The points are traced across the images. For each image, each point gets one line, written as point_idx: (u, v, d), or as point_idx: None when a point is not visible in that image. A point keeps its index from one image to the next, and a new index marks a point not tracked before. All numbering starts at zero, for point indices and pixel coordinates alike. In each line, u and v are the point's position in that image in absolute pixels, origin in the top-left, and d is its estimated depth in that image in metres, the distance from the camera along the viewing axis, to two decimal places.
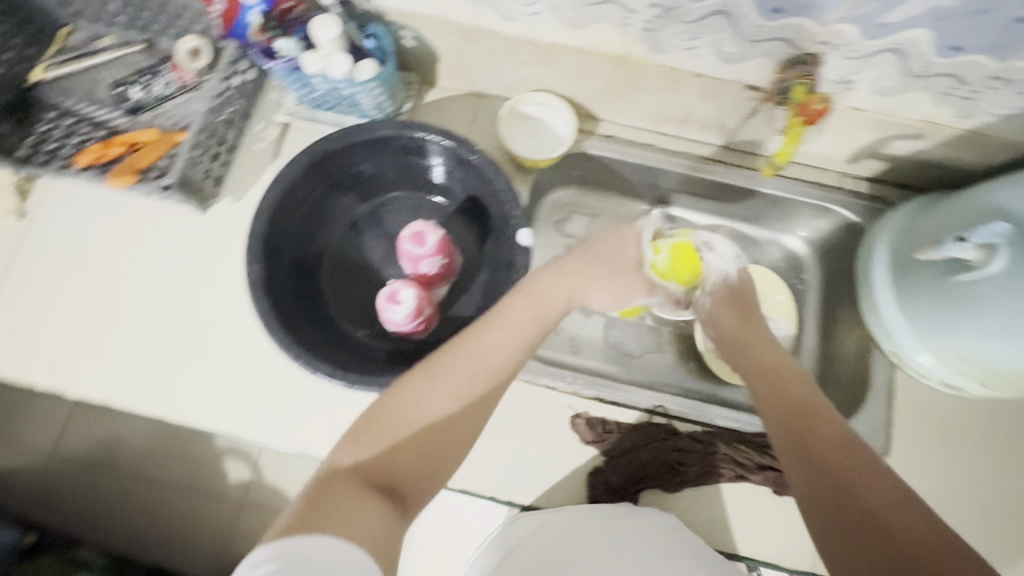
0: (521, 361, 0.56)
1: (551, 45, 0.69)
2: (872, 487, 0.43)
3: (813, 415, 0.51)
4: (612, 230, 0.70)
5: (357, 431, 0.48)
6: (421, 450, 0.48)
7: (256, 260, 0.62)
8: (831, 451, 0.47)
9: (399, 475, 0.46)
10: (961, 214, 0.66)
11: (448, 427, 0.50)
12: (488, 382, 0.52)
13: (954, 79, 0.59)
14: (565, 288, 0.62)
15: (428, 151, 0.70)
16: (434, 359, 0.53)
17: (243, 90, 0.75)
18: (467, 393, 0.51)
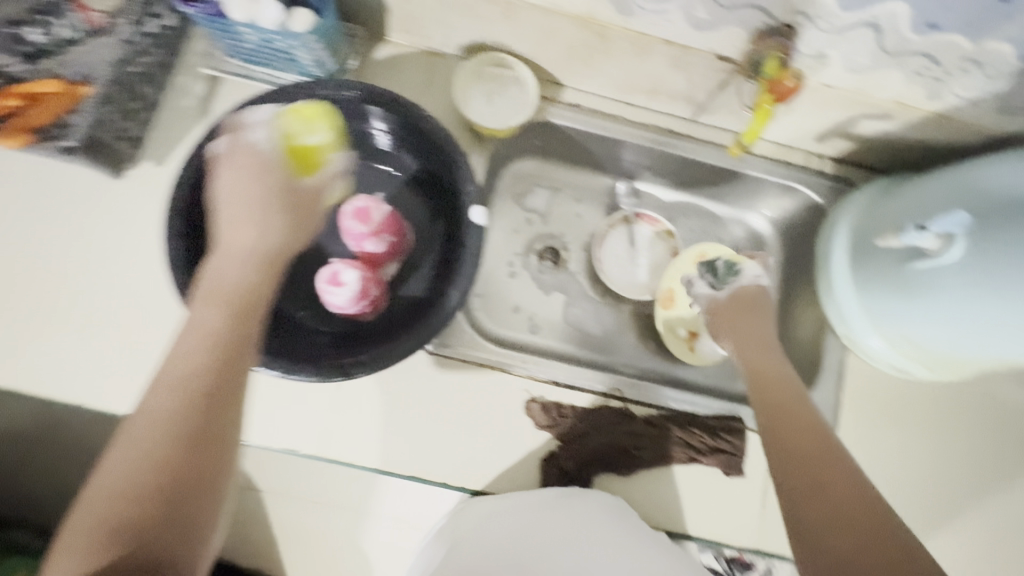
0: (208, 361, 0.46)
1: (510, 1, 0.63)
2: (853, 492, 0.45)
3: (802, 425, 0.53)
4: (240, 158, 0.55)
5: (67, 540, 0.39)
6: (178, 455, 0.42)
7: (176, 235, 0.56)
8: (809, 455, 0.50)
9: (168, 477, 0.41)
10: (923, 202, 0.64)
11: (174, 470, 0.42)
12: (229, 364, 0.46)
13: (928, 59, 0.56)
14: (225, 258, 0.52)
15: (375, 116, 0.64)
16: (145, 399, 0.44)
17: (161, 37, 0.66)
18: (201, 387, 0.44)
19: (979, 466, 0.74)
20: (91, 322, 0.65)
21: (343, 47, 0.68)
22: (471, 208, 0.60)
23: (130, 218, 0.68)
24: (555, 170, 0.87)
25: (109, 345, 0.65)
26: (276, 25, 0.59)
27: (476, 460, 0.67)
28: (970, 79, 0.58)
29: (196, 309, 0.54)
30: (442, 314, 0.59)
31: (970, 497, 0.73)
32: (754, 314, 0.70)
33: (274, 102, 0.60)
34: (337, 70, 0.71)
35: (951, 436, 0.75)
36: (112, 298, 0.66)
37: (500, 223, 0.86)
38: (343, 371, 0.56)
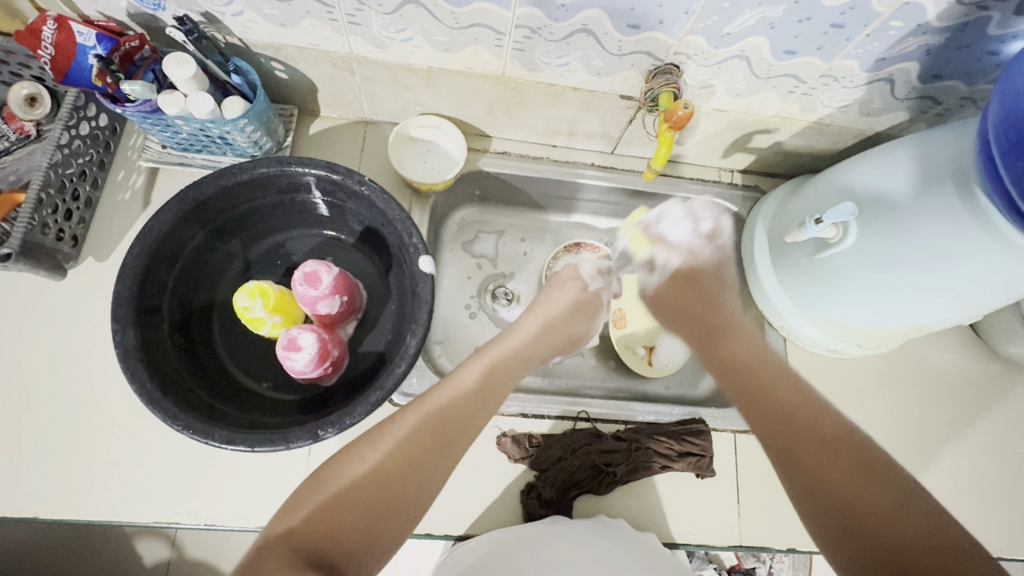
0: (452, 430, 0.52)
1: (429, 70, 0.69)
2: (833, 444, 0.53)
3: (763, 382, 0.62)
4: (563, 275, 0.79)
5: (295, 499, 0.47)
6: (373, 504, 0.46)
7: (124, 326, 0.55)
8: (788, 413, 0.58)
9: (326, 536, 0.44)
10: (822, 195, 0.71)
11: (399, 480, 0.48)
12: (440, 442, 0.51)
13: (795, 78, 0.66)
14: (521, 361, 0.63)
15: (314, 186, 0.67)
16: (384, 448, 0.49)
17: (94, 138, 0.68)
18: (423, 446, 0.50)
19: (926, 430, 0.80)
20: (43, 428, 0.64)
21: (276, 126, 0.72)
22: (417, 258, 0.63)
23: (75, 316, 0.68)
24: (495, 214, 0.92)
25: (63, 448, 0.63)
26: (208, 114, 0.61)
27: (456, 503, 0.68)
28: (833, 90, 0.68)
29: (151, 395, 0.54)
30: (401, 366, 0.58)
31: (923, 460, 0.79)
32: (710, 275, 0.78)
33: (213, 185, 0.62)
34: (275, 148, 0.74)
35: (893, 405, 0.81)
36: (63, 401, 0.65)
37: (450, 270, 0.88)
38: (310, 435, 0.55)
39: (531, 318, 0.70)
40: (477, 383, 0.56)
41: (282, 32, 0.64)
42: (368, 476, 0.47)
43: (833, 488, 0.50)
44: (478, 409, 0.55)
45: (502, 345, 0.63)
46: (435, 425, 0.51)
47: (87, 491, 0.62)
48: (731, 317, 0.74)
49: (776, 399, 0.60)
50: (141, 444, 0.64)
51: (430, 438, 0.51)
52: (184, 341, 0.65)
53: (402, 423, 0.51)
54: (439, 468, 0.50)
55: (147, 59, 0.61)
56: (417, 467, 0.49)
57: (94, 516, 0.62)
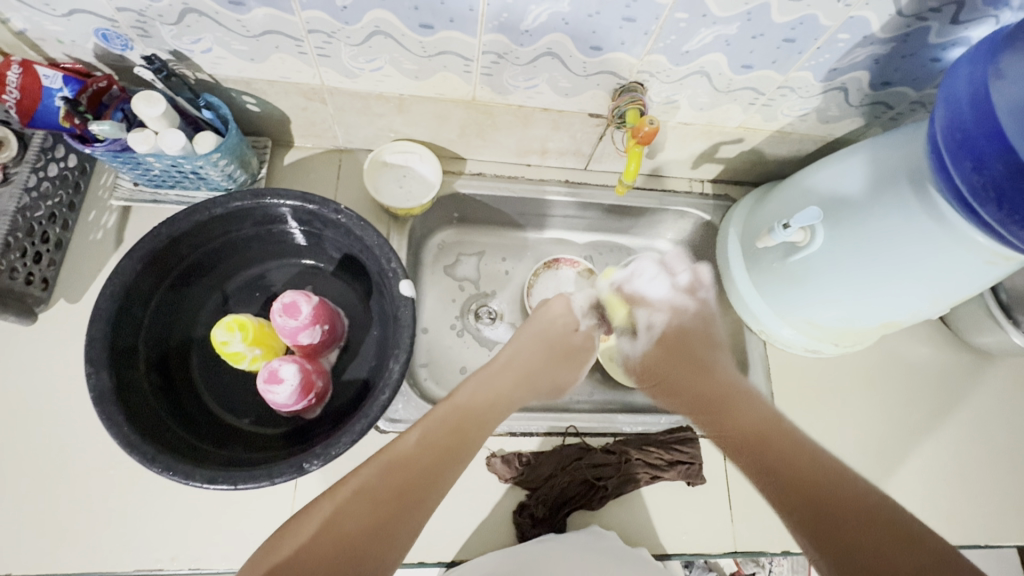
0: (422, 474, 0.50)
1: (400, 97, 0.70)
2: (844, 488, 0.49)
3: (774, 445, 0.54)
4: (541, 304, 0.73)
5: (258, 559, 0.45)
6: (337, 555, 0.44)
7: (98, 367, 0.54)
8: (793, 464, 0.52)
9: None
10: (788, 201, 0.74)
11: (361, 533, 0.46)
12: (408, 488, 0.49)
13: (755, 91, 0.68)
14: (494, 393, 0.59)
15: (290, 217, 0.67)
16: (344, 497, 0.47)
17: (63, 179, 0.68)
18: (387, 493, 0.48)
19: (906, 423, 0.82)
20: (17, 479, 0.61)
21: (249, 158, 0.72)
22: (397, 282, 0.63)
23: (48, 360, 0.66)
24: (474, 235, 0.92)
25: (40, 497, 0.61)
26: (180, 150, 0.61)
27: (446, 529, 0.67)
28: (791, 101, 0.70)
29: (128, 438, 0.53)
30: (387, 393, 0.58)
31: (905, 454, 0.80)
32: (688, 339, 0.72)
33: (187, 220, 0.61)
34: (249, 180, 0.74)
35: (873, 402, 0.83)
36: (38, 447, 0.63)
37: (431, 293, 0.88)
38: (296, 468, 0.54)
39: (534, 351, 0.66)
40: (447, 429, 0.54)
41: (252, 66, 0.64)
42: (327, 528, 0.45)
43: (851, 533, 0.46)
44: (449, 459, 0.52)
45: (477, 387, 0.59)
46: (399, 479, 0.49)
47: (64, 541, 0.60)
48: (734, 380, 0.65)
49: (796, 462, 0.52)
50: (120, 489, 0.62)
51: (389, 494, 0.48)
52: (162, 379, 0.63)
53: (364, 475, 0.49)
54: (404, 525, 0.47)
55: (115, 98, 0.61)
56: (380, 524, 0.47)
57: (73, 567, 0.59)
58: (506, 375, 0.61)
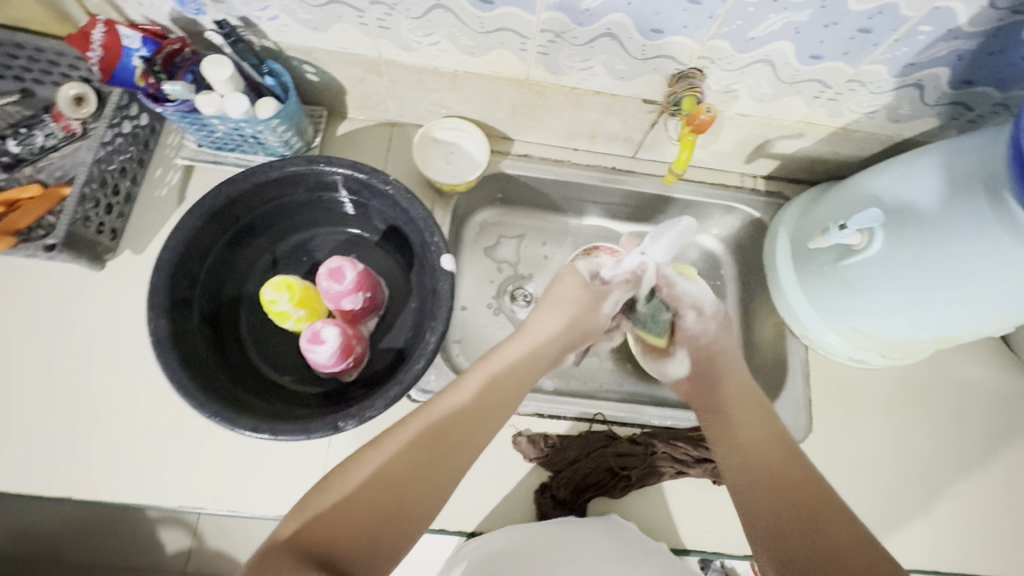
0: (466, 427, 0.52)
1: (454, 73, 0.70)
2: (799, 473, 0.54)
3: (728, 404, 0.64)
4: (565, 271, 0.73)
5: (302, 505, 0.46)
6: (382, 504, 0.45)
7: (158, 314, 0.58)
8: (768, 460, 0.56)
9: (335, 536, 0.43)
10: (844, 202, 0.71)
11: (404, 483, 0.47)
12: (451, 442, 0.51)
13: (821, 84, 0.65)
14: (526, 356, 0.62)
15: (341, 185, 0.69)
16: (387, 448, 0.48)
17: (135, 136, 0.71)
18: (431, 444, 0.50)
19: (952, 445, 0.78)
20: (80, 411, 0.67)
21: (306, 126, 0.74)
22: (438, 256, 0.64)
23: (113, 305, 0.71)
24: (515, 216, 0.92)
25: (99, 431, 0.66)
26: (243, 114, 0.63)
27: (469, 501, 0.69)
28: (860, 96, 0.67)
29: (182, 382, 0.56)
30: (422, 362, 0.60)
31: (948, 477, 0.76)
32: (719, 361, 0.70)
33: (245, 182, 0.64)
34: (304, 147, 0.77)
35: (918, 419, 0.79)
36: (101, 385, 0.68)
37: (470, 271, 0.89)
38: (331, 426, 0.56)
39: (556, 316, 0.68)
40: (477, 392, 0.55)
41: (314, 36, 0.66)
42: (373, 476, 0.46)
43: (765, 485, 0.54)
44: (488, 417, 0.54)
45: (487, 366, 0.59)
46: (444, 431, 0.51)
47: (121, 472, 0.65)
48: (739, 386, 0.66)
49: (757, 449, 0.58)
50: (170, 431, 0.67)
51: (433, 445, 0.50)
52: (214, 331, 0.67)
53: (408, 429, 0.50)
54: (448, 472, 0.49)
55: (187, 61, 0.64)
56: (423, 475, 0.48)
57: (125, 498, 0.64)
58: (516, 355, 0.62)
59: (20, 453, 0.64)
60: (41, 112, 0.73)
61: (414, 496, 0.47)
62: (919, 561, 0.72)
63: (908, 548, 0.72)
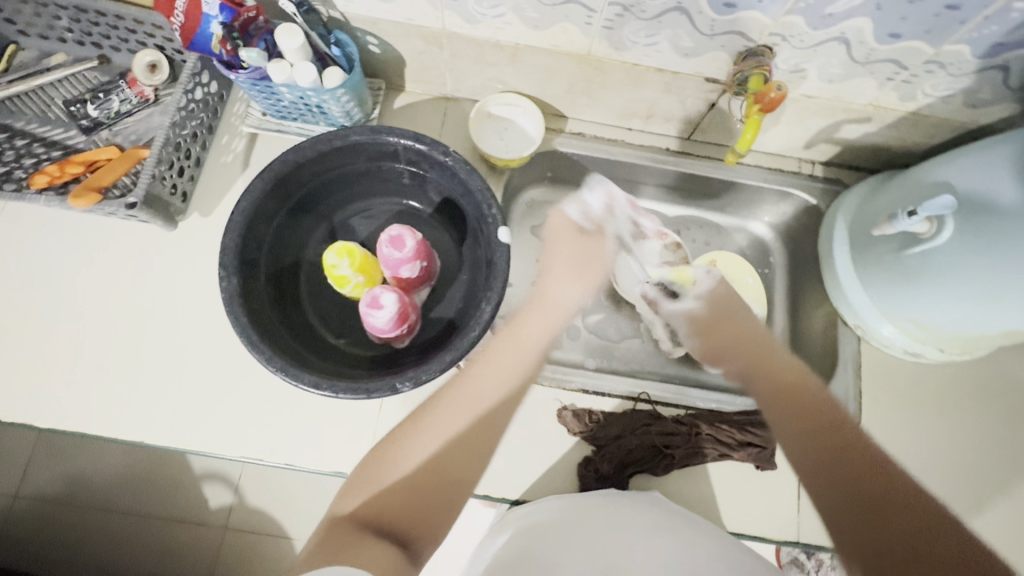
0: (494, 401, 0.56)
1: (516, 46, 0.71)
2: (885, 470, 0.49)
3: (794, 395, 0.59)
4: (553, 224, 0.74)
5: (352, 483, 0.50)
6: (425, 477, 0.50)
7: (230, 272, 0.61)
8: (846, 455, 0.51)
9: (387, 508, 0.48)
10: (912, 190, 0.69)
11: (441, 459, 0.51)
12: (479, 416, 0.54)
13: (897, 64, 0.63)
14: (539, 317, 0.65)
15: (400, 155, 0.70)
16: (422, 426, 0.53)
17: (206, 102, 0.74)
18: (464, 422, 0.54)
19: (1007, 446, 0.76)
20: (152, 362, 0.70)
21: (366, 98, 0.76)
22: (494, 228, 0.65)
23: (182, 264, 0.74)
24: (564, 195, 0.92)
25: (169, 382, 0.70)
26: (310, 83, 0.66)
27: (514, 469, 0.71)
28: (937, 79, 0.64)
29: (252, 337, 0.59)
30: (476, 331, 0.61)
31: (1001, 478, 0.74)
32: (733, 305, 0.73)
33: (312, 149, 0.66)
34: (363, 119, 0.78)
35: (975, 421, 0.77)
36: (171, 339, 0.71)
37: (517, 248, 0.90)
38: (390, 386, 0.58)
39: (573, 279, 0.70)
40: (502, 370, 0.58)
41: (381, 7, 0.67)
42: (412, 453, 0.51)
43: (856, 483, 0.49)
44: (513, 395, 0.58)
45: (511, 334, 0.63)
46: (474, 405, 0.55)
47: (188, 421, 0.69)
48: (802, 373, 0.62)
49: (836, 447, 0.52)
50: (233, 386, 0.70)
51: (464, 421, 0.54)
52: (277, 293, 0.70)
53: (439, 409, 0.54)
54: (481, 445, 0.53)
55: (260, 29, 0.65)
56: (458, 448, 0.52)
57: (192, 446, 0.68)
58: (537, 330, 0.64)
59: (98, 399, 0.69)
60: (117, 77, 0.76)
61: (451, 466, 0.52)
62: None
63: None
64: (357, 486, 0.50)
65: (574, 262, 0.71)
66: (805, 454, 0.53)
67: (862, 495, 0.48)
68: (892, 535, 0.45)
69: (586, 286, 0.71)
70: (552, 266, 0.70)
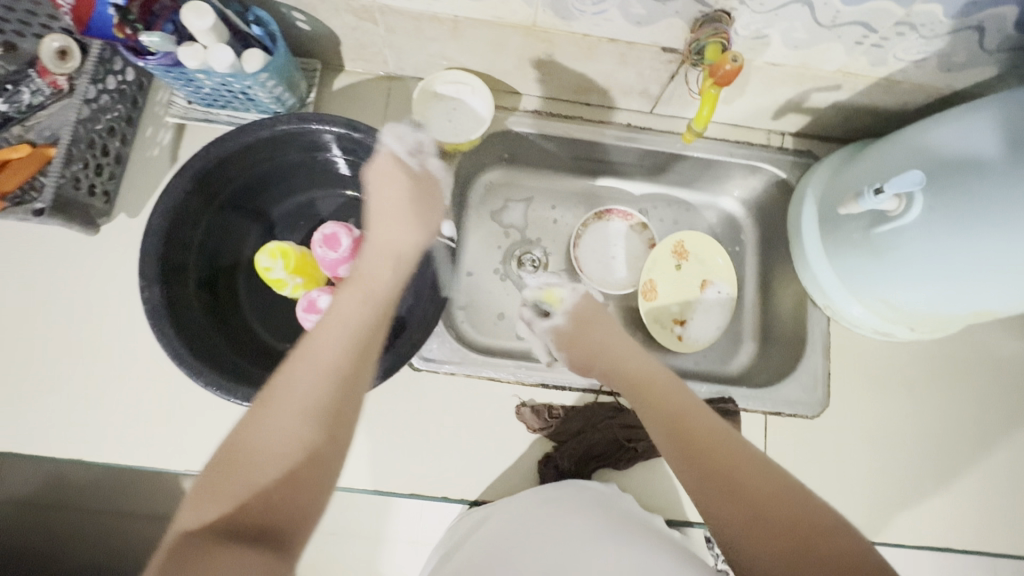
0: (356, 364, 0.49)
1: (455, 19, 0.64)
2: (775, 473, 0.46)
3: (659, 401, 0.54)
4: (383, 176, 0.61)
5: (201, 491, 0.42)
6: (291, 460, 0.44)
7: (151, 281, 0.56)
8: (724, 459, 0.47)
9: (247, 508, 0.41)
10: (883, 164, 0.65)
11: (303, 440, 0.45)
12: (346, 386, 0.48)
13: (865, 27, 0.58)
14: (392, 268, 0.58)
15: (335, 144, 0.65)
16: (275, 408, 0.45)
17: (122, 92, 0.68)
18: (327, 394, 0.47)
19: (975, 422, 0.75)
20: (86, 376, 0.67)
21: (298, 81, 0.69)
22: None
23: (111, 270, 0.70)
24: (523, 177, 0.87)
25: (105, 397, 0.66)
26: (229, 67, 0.59)
27: (473, 469, 0.69)
28: (908, 42, 0.60)
29: (178, 351, 0.55)
30: None
31: (969, 456, 0.73)
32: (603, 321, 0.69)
33: (235, 141, 0.60)
34: (298, 104, 0.72)
35: (944, 398, 0.75)
36: (105, 350, 0.68)
37: (476, 234, 0.86)
38: None
39: (405, 227, 0.61)
40: (360, 326, 0.51)
41: None
42: (271, 440, 0.44)
43: (746, 488, 0.45)
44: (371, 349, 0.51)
45: (359, 288, 0.55)
46: (336, 372, 0.48)
47: (128, 436, 0.65)
48: (671, 378, 0.58)
49: (718, 449, 0.48)
50: (173, 397, 0.67)
51: (326, 393, 0.47)
52: (212, 298, 0.66)
53: (293, 384, 0.47)
54: (348, 416, 0.47)
55: (166, 9, 0.59)
56: (322, 422, 0.46)
57: (134, 462, 0.65)
58: (385, 282, 0.57)
59: (30, 417, 0.65)
60: (23, 66, 0.68)
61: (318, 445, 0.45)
62: (927, 535, 0.71)
63: (917, 522, 0.71)
64: (206, 490, 0.42)
65: (387, 208, 0.61)
66: (689, 458, 0.48)
67: (746, 499, 0.44)
68: (781, 543, 0.41)
69: (418, 230, 0.62)
70: (400, 215, 0.61)
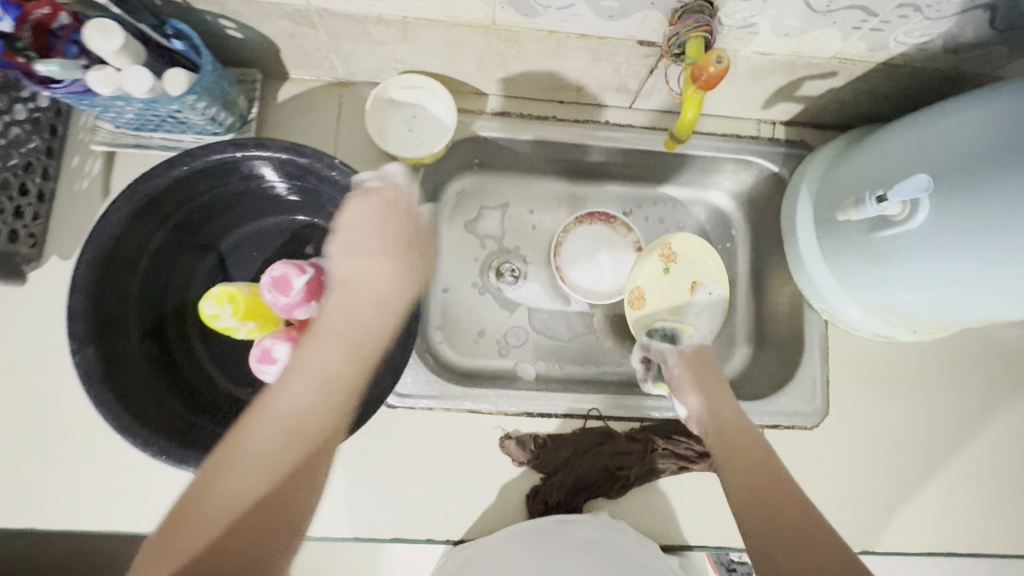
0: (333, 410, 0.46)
1: (404, 20, 0.57)
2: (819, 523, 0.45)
3: (733, 442, 0.54)
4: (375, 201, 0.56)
5: (168, 527, 0.40)
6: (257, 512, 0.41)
7: (82, 343, 0.50)
8: (783, 506, 0.47)
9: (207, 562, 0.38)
10: (886, 159, 0.59)
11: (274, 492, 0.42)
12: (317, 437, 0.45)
13: (864, 11, 0.51)
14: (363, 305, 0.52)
15: (280, 170, 0.58)
16: (246, 447, 0.43)
17: (36, 122, 0.60)
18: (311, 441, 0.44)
19: (979, 421, 0.72)
20: (32, 438, 0.61)
21: (235, 97, 0.62)
22: None
23: (47, 319, 0.63)
24: (496, 180, 0.81)
25: (54, 459, 0.61)
26: (147, 93, 0.52)
27: (458, 507, 0.65)
28: (911, 25, 0.53)
29: (119, 419, 0.50)
30: (389, 378, 0.53)
31: (972, 456, 0.71)
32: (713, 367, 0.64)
33: (164, 176, 0.54)
34: (239, 122, 0.65)
35: (946, 397, 0.72)
36: (49, 409, 0.62)
37: (449, 247, 0.80)
38: None
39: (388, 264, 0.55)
40: (334, 374, 0.47)
41: None
42: (241, 493, 0.41)
43: (799, 536, 0.44)
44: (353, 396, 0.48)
45: (333, 336, 0.49)
46: (310, 419, 0.45)
47: (83, 500, 0.61)
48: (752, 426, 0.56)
49: (780, 494, 0.48)
50: (130, 454, 0.62)
51: (291, 438, 0.44)
52: (159, 348, 0.60)
53: (266, 429, 0.44)
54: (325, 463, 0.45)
55: (65, 28, 0.51)
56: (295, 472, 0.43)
57: (92, 527, 0.61)
58: (357, 324, 0.50)
59: None
60: None
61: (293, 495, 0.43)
62: (933, 540, 0.69)
63: (922, 528, 0.69)
64: (173, 535, 0.39)
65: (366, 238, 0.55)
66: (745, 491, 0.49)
67: (797, 545, 0.43)
68: None
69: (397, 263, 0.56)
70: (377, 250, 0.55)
